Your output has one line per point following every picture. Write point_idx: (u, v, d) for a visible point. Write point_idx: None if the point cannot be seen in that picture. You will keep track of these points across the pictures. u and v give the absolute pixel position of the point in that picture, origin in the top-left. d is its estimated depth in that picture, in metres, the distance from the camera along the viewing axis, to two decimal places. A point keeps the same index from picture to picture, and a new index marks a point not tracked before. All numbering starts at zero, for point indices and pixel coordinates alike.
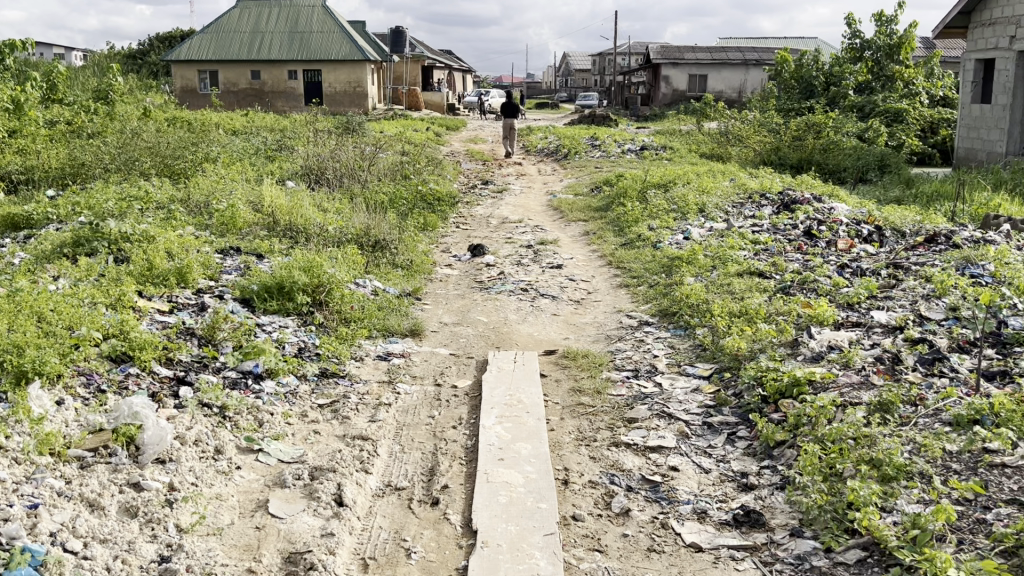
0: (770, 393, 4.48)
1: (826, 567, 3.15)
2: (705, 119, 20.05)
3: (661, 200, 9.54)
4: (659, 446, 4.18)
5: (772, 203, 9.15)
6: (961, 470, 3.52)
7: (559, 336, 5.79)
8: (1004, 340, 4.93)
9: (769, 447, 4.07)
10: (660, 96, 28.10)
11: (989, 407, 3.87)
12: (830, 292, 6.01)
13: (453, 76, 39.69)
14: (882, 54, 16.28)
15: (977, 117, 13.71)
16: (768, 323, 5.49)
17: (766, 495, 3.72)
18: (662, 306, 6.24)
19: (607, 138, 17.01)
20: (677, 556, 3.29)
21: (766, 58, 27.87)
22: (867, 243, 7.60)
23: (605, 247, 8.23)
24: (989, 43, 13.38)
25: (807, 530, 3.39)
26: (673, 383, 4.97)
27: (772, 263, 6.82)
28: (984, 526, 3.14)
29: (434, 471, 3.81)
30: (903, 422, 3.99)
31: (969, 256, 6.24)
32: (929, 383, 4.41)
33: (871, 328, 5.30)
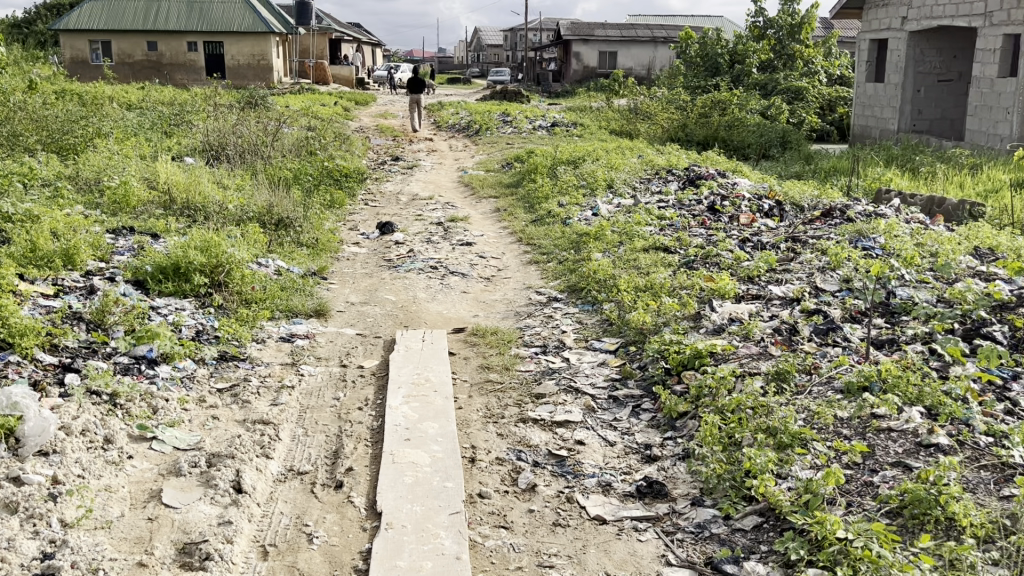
0: (673, 365, 4.58)
1: (724, 535, 3.25)
2: (615, 96, 20.25)
3: (570, 177, 9.61)
4: (566, 421, 4.22)
5: (677, 179, 9.31)
6: (850, 435, 3.69)
7: (468, 313, 5.77)
8: (893, 310, 5.17)
9: (672, 419, 4.17)
10: (571, 73, 28.27)
11: (877, 374, 4.06)
12: (731, 266, 6.18)
13: (362, 50, 39.03)
14: (784, 33, 16.74)
15: (871, 95, 14.25)
16: (672, 297, 5.61)
17: (668, 466, 3.80)
18: (570, 282, 6.29)
19: (518, 114, 17.00)
20: (582, 529, 3.34)
21: (674, 35, 28.15)
22: (767, 218, 7.83)
23: (516, 224, 8.23)
24: (882, 24, 13.87)
25: (707, 499, 3.49)
26: (581, 357, 5.03)
27: (677, 238, 6.96)
28: (871, 488, 3.29)
29: (338, 454, 3.76)
30: (799, 390, 4.14)
31: (861, 230, 6.51)
32: (823, 352, 4.59)
33: (770, 300, 5.47)
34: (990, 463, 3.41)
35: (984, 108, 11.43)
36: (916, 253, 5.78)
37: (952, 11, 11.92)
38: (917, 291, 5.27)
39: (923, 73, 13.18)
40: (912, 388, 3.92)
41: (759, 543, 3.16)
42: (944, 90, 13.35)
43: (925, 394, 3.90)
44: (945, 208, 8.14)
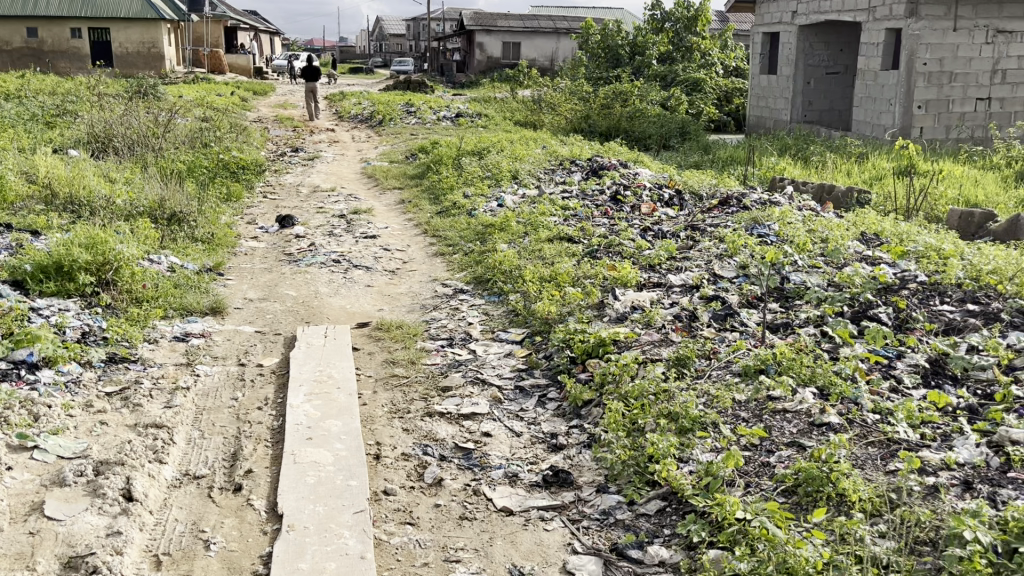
0: (578, 353, 4.63)
1: (628, 520, 3.30)
2: (519, 87, 20.31)
3: (475, 167, 9.59)
4: (472, 414, 4.21)
5: (581, 169, 9.40)
6: (748, 418, 3.82)
7: (372, 307, 5.68)
8: (787, 294, 5.35)
9: (577, 407, 4.21)
10: (475, 64, 28.22)
11: (773, 357, 4.20)
12: (633, 255, 6.28)
13: (260, 39, 38.01)
14: (681, 25, 17.14)
15: (765, 87, 14.72)
16: (575, 286, 5.66)
17: (574, 454, 3.84)
18: (476, 273, 6.27)
19: (422, 105, 16.84)
20: (489, 522, 3.33)
21: (576, 26, 28.32)
22: (668, 207, 8.00)
23: (421, 216, 8.16)
24: (774, 18, 14.32)
25: (612, 486, 3.53)
26: (487, 349, 5.02)
27: (581, 228, 7.03)
28: (767, 469, 3.40)
29: (237, 456, 3.64)
30: (698, 374, 4.25)
31: (757, 217, 6.71)
32: (721, 337, 4.72)
33: (670, 288, 5.58)
34: (877, 440, 3.57)
35: (869, 99, 11.96)
36: (808, 240, 5.99)
37: (838, 6, 12.40)
38: (809, 276, 5.46)
39: (813, 66, 13.70)
40: (805, 369, 4.07)
41: (662, 527, 3.22)
42: (833, 82, 13.91)
43: (817, 374, 4.05)
44: (835, 196, 8.48)
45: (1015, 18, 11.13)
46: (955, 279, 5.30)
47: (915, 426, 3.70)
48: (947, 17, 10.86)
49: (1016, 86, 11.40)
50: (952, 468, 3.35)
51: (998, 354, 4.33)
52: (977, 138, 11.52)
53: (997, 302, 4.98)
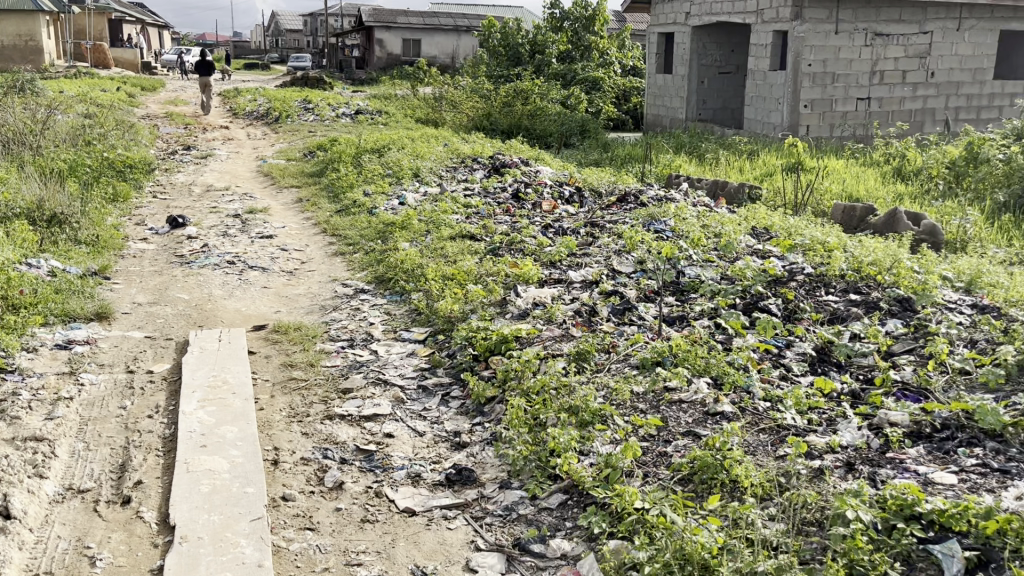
0: (480, 351, 4.65)
1: (531, 515, 3.33)
2: (420, 83, 20.18)
3: (375, 165, 9.49)
4: (374, 415, 4.16)
5: (483, 167, 9.42)
6: (646, 409, 3.92)
7: (269, 309, 5.55)
8: (682, 288, 5.50)
9: (480, 405, 4.22)
10: (375, 61, 27.91)
11: (669, 349, 4.32)
12: (534, 252, 6.34)
13: (148, 34, 36.64)
14: (579, 24, 17.45)
15: (662, 86, 15.10)
16: (478, 284, 5.67)
17: (477, 451, 3.84)
18: (376, 272, 6.20)
19: (320, 102, 16.54)
20: (390, 523, 3.30)
21: (476, 24, 28.38)
22: (568, 204, 8.11)
23: (319, 215, 8.01)
24: (668, 19, 14.70)
25: (515, 481, 3.56)
26: (389, 349, 4.98)
27: (483, 226, 7.04)
28: (664, 458, 3.49)
29: (125, 467, 3.50)
30: (598, 368, 4.33)
31: (653, 214, 6.88)
32: (620, 331, 4.83)
33: (571, 284, 5.66)
34: (768, 426, 3.72)
35: (759, 98, 12.41)
36: (702, 235, 6.18)
37: (729, 8, 12.84)
38: (704, 270, 5.63)
39: (707, 66, 14.12)
40: (700, 361, 4.20)
41: (564, 519, 3.26)
42: (725, 82, 14.37)
43: (711, 365, 4.19)
44: (728, 191, 8.75)
45: (891, 22, 11.74)
46: (839, 271, 5.55)
47: (802, 412, 3.86)
48: (829, 20, 11.40)
49: (894, 86, 11.97)
50: (837, 450, 3.52)
51: (878, 341, 4.57)
52: (858, 136, 12.10)
53: (876, 292, 5.26)
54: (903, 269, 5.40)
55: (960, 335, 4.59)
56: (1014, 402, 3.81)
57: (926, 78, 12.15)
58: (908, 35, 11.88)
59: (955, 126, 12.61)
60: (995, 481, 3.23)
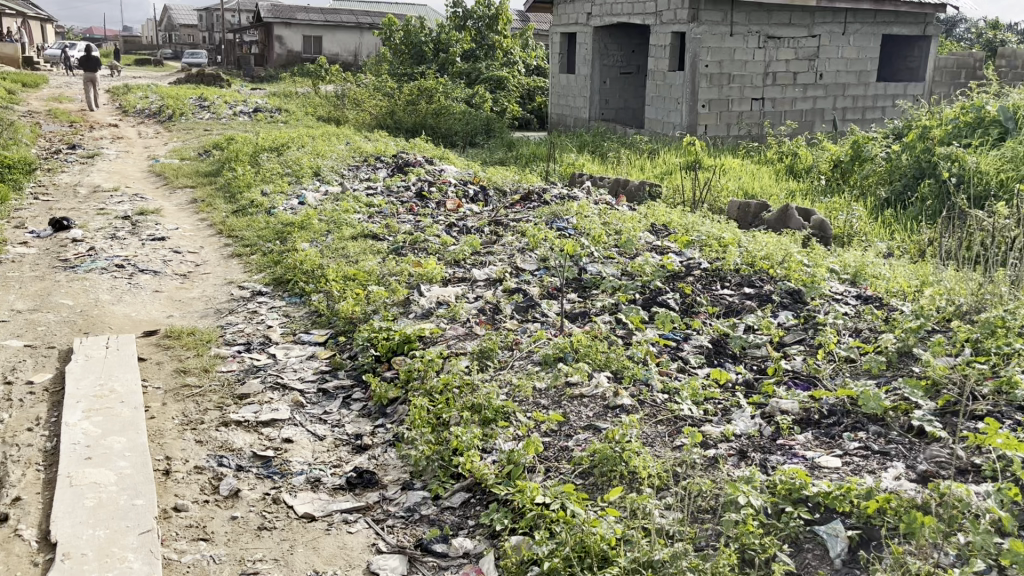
0: (382, 352, 4.60)
1: (434, 515, 3.32)
2: (321, 81, 19.81)
3: (274, 164, 9.27)
4: (272, 420, 4.06)
5: (386, 166, 9.32)
6: (548, 404, 3.96)
7: (160, 314, 5.35)
8: (584, 284, 5.58)
9: (382, 406, 4.17)
10: (274, 58, 27.28)
11: (570, 345, 4.38)
12: (438, 251, 6.32)
13: (28, 28, 34.78)
14: (483, 23, 17.49)
15: (565, 86, 15.28)
16: (380, 284, 5.61)
17: (379, 453, 3.80)
18: (275, 274, 6.06)
19: (216, 98, 16.06)
20: (289, 530, 3.24)
21: (379, 22, 28.07)
22: (472, 203, 8.12)
23: (215, 215, 7.78)
24: (570, 19, 14.88)
25: (417, 482, 3.54)
26: (288, 352, 4.87)
27: (386, 226, 6.96)
28: (566, 453, 3.54)
29: (2, 484, 3.32)
30: (501, 366, 4.36)
31: (556, 212, 6.95)
32: (523, 329, 4.87)
33: (474, 282, 5.67)
34: (665, 417, 3.81)
35: (659, 98, 12.69)
36: (603, 232, 6.28)
37: (628, 9, 13.08)
38: (604, 266, 5.72)
39: (608, 66, 14.37)
40: (600, 355, 4.28)
41: (466, 518, 3.26)
42: (626, 82, 14.65)
43: (611, 359, 4.27)
44: (629, 189, 8.91)
45: (782, 25, 12.18)
46: (734, 265, 5.72)
47: (698, 403, 3.97)
48: (723, 22, 11.76)
49: (786, 87, 12.44)
50: (730, 438, 3.63)
51: (771, 333, 4.74)
52: (753, 135, 12.52)
53: (769, 285, 5.46)
54: (794, 262, 5.62)
55: (846, 324, 4.80)
56: (894, 387, 4.01)
57: (815, 80, 12.67)
58: (797, 38, 12.35)
59: (842, 126, 13.18)
60: (875, 463, 3.40)
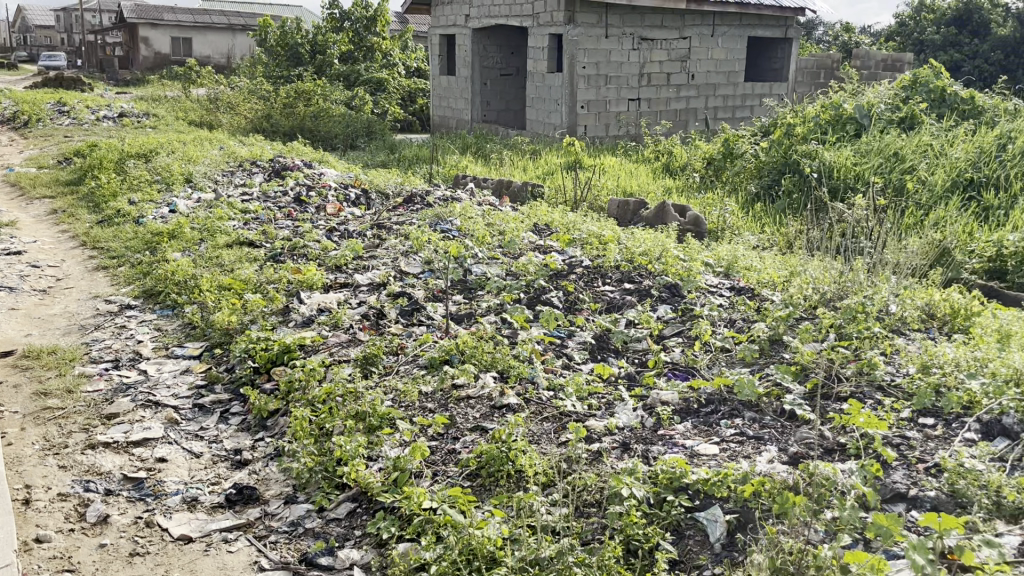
0: (261, 363, 4.45)
1: (318, 528, 3.24)
2: (191, 84, 19.10)
3: (141, 171, 8.84)
4: (143, 440, 3.88)
5: (262, 171, 9.05)
6: (434, 408, 3.94)
7: (18, 333, 5.03)
8: (469, 286, 5.58)
9: (262, 419, 4.04)
10: (141, 60, 26.13)
11: (456, 347, 4.37)
12: (318, 256, 6.19)
13: None
14: (360, 25, 17.14)
15: (446, 87, 15.26)
16: (257, 293, 5.44)
17: (259, 468, 3.68)
18: (144, 286, 5.79)
19: (77, 103, 15.25)
20: (164, 554, 3.10)
21: (252, 23, 27.28)
22: (353, 206, 7.99)
23: (78, 226, 7.37)
24: (449, 21, 14.89)
25: (300, 495, 3.44)
26: (160, 368, 4.66)
27: (262, 232, 6.76)
28: (453, 456, 3.52)
29: None
30: (386, 372, 4.30)
31: (439, 214, 6.92)
32: (408, 333, 4.82)
33: (357, 288, 5.58)
34: (551, 414, 3.85)
35: (539, 100, 12.85)
36: (487, 233, 6.30)
37: (506, 11, 13.20)
38: (489, 267, 5.74)
39: (487, 67, 14.44)
40: (486, 356, 4.28)
41: (352, 528, 3.20)
42: (507, 83, 14.78)
43: (497, 359, 4.28)
44: (512, 190, 8.98)
45: (655, 27, 12.54)
46: (614, 262, 5.85)
47: (583, 398, 4.03)
48: (599, 24, 12.01)
49: (660, 88, 12.82)
50: (614, 432, 3.71)
51: (651, 326, 4.86)
52: (631, 134, 12.84)
53: (648, 280, 5.61)
54: (671, 257, 5.79)
55: (721, 316, 4.98)
56: (767, 373, 4.19)
57: (687, 80, 13.11)
58: (669, 40, 12.74)
59: (714, 125, 13.70)
60: (750, 447, 3.54)
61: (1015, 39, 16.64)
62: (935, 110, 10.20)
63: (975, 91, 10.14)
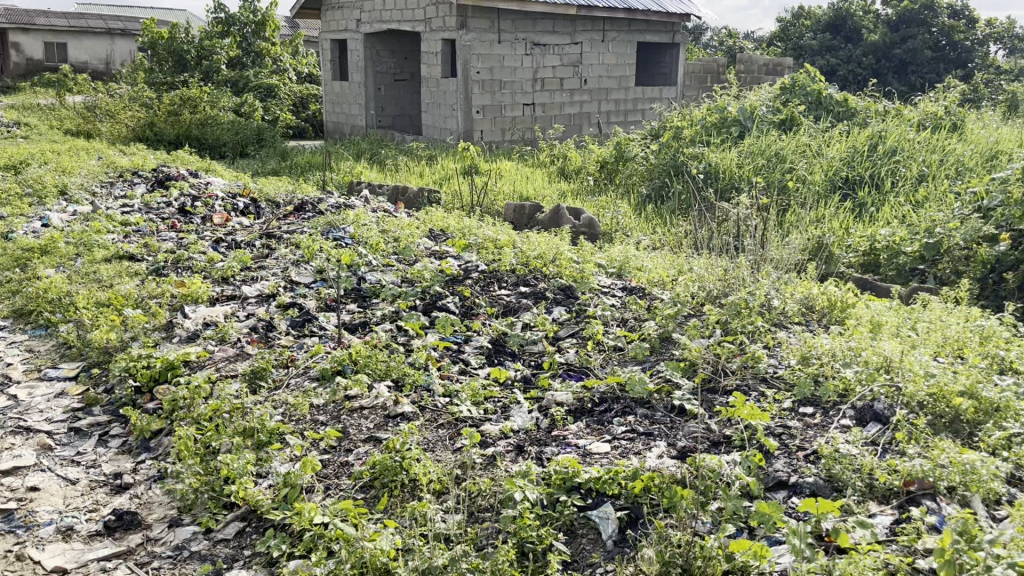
0: (143, 382, 4.27)
1: (205, 550, 3.12)
2: (66, 92, 18.21)
3: (10, 183, 8.37)
4: (13, 469, 3.69)
5: (144, 181, 8.71)
6: (326, 420, 3.88)
7: None
8: (363, 294, 5.50)
9: (145, 440, 3.88)
10: (11, 66, 24.74)
11: (348, 357, 4.30)
12: (204, 268, 5.99)
13: None
14: (248, 29, 16.65)
15: (338, 93, 15.05)
16: (138, 309, 5.22)
17: (142, 491, 3.53)
18: (13, 305, 5.49)
19: None
20: None
21: (132, 28, 26.17)
22: (242, 216, 7.79)
23: None
24: (340, 25, 14.68)
25: (185, 517, 3.32)
26: (32, 392, 4.42)
27: (144, 245, 6.50)
28: (345, 468, 3.47)
29: None
30: (276, 386, 4.19)
31: (332, 222, 6.80)
32: (299, 344, 4.72)
33: (245, 300, 5.43)
34: (446, 421, 3.84)
35: (434, 105, 12.82)
36: (381, 240, 6.23)
37: (397, 16, 13.11)
38: (383, 274, 5.68)
39: (381, 73, 14.31)
40: (380, 364, 4.22)
41: (241, 548, 3.10)
42: (400, 89, 14.68)
43: (391, 367, 4.23)
44: (408, 196, 8.94)
45: (547, 33, 12.68)
46: (509, 266, 5.88)
47: (478, 403, 4.03)
48: (491, 29, 12.07)
49: (554, 92, 12.98)
50: (508, 435, 3.72)
51: (545, 328, 4.91)
52: (527, 139, 12.95)
53: (542, 283, 5.66)
54: (565, 259, 5.86)
55: (613, 315, 5.08)
56: (658, 370, 4.28)
57: (580, 85, 13.31)
58: (561, 45, 12.90)
59: (607, 129, 13.95)
60: (641, 444, 3.61)
61: (884, 45, 17.63)
62: (813, 112, 10.67)
63: (848, 93, 10.68)
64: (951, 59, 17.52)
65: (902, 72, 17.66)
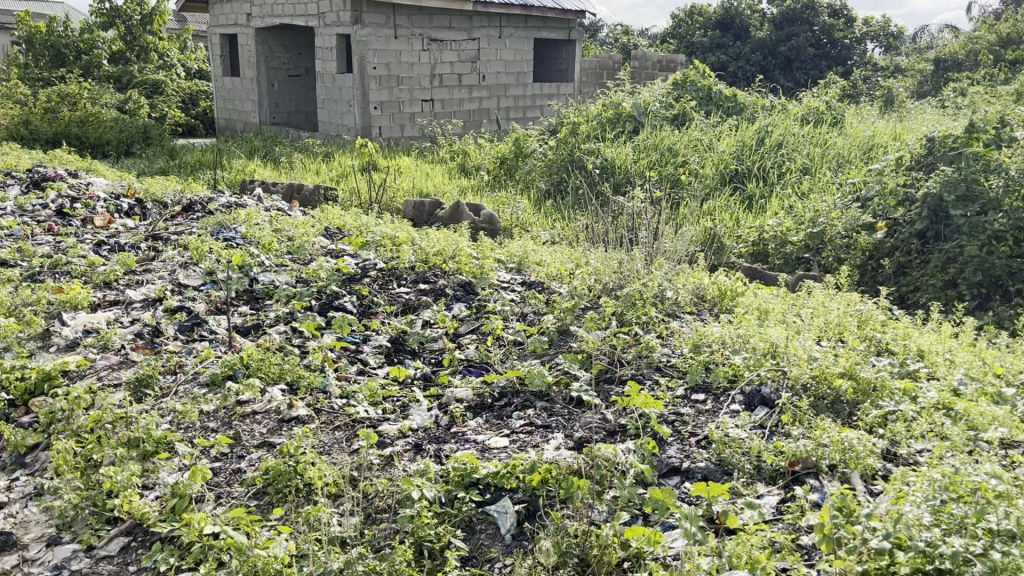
0: (18, 395, 4.03)
1: (86, 568, 2.97)
2: None
3: None
4: None
5: (18, 182, 8.23)
6: (217, 427, 3.75)
7: None
8: (256, 295, 5.35)
9: (20, 456, 3.66)
10: None
11: (240, 361, 4.16)
12: (85, 273, 5.71)
13: None
14: (134, 22, 15.96)
15: (230, 89, 14.59)
16: (11, 317, 4.91)
17: (16, 511, 3.33)
18: None
19: None
20: None
21: (6, 21, 24.74)
22: (126, 217, 7.47)
23: None
24: (229, 19, 14.22)
25: (65, 535, 3.15)
26: None
27: (18, 249, 6.13)
28: (237, 476, 3.37)
29: None
30: (162, 394, 4.03)
31: (222, 222, 6.59)
32: (188, 349, 4.56)
33: (130, 305, 5.21)
34: (342, 423, 3.77)
35: (330, 101, 12.59)
36: (273, 239, 6.07)
37: (290, 10, 12.80)
38: (276, 275, 5.54)
39: (274, 68, 13.95)
40: (273, 367, 4.10)
41: (127, 565, 2.96)
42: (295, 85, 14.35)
43: (285, 370, 4.12)
44: (303, 194, 8.76)
45: (443, 28, 12.62)
46: (408, 263, 5.81)
47: (376, 403, 3.97)
48: (387, 25, 11.92)
49: (452, 88, 12.94)
50: (407, 434, 3.68)
51: (445, 325, 4.88)
52: (426, 135, 12.86)
53: (441, 280, 5.63)
54: (464, 255, 5.84)
55: (512, 310, 5.09)
56: (556, 363, 4.32)
57: (478, 81, 13.30)
58: (458, 41, 12.86)
59: (506, 125, 14.01)
60: (539, 436, 3.63)
61: (770, 42, 18.30)
62: (704, 107, 10.97)
63: (737, 89, 11.03)
64: (832, 56, 18.38)
65: (787, 69, 18.36)
